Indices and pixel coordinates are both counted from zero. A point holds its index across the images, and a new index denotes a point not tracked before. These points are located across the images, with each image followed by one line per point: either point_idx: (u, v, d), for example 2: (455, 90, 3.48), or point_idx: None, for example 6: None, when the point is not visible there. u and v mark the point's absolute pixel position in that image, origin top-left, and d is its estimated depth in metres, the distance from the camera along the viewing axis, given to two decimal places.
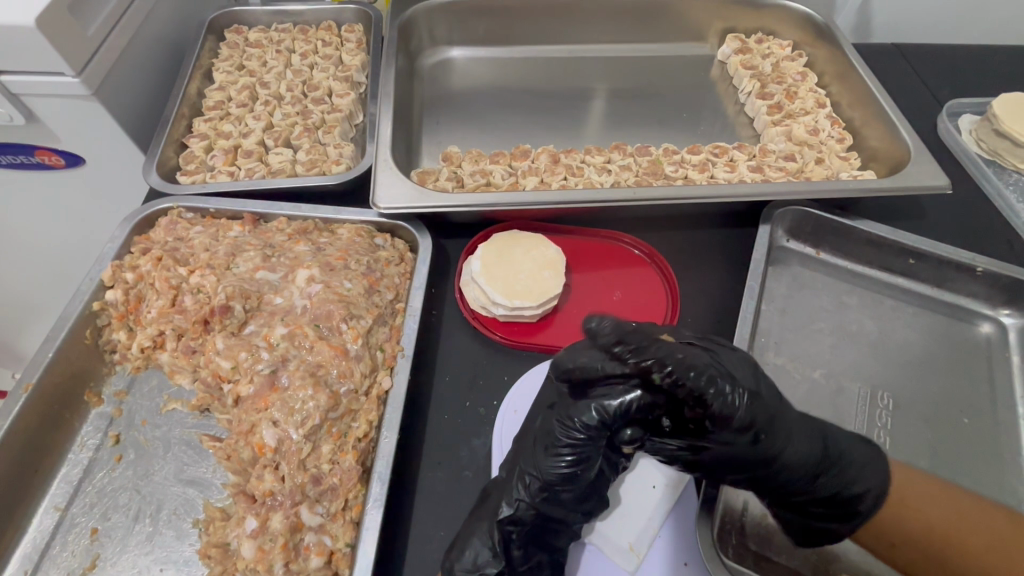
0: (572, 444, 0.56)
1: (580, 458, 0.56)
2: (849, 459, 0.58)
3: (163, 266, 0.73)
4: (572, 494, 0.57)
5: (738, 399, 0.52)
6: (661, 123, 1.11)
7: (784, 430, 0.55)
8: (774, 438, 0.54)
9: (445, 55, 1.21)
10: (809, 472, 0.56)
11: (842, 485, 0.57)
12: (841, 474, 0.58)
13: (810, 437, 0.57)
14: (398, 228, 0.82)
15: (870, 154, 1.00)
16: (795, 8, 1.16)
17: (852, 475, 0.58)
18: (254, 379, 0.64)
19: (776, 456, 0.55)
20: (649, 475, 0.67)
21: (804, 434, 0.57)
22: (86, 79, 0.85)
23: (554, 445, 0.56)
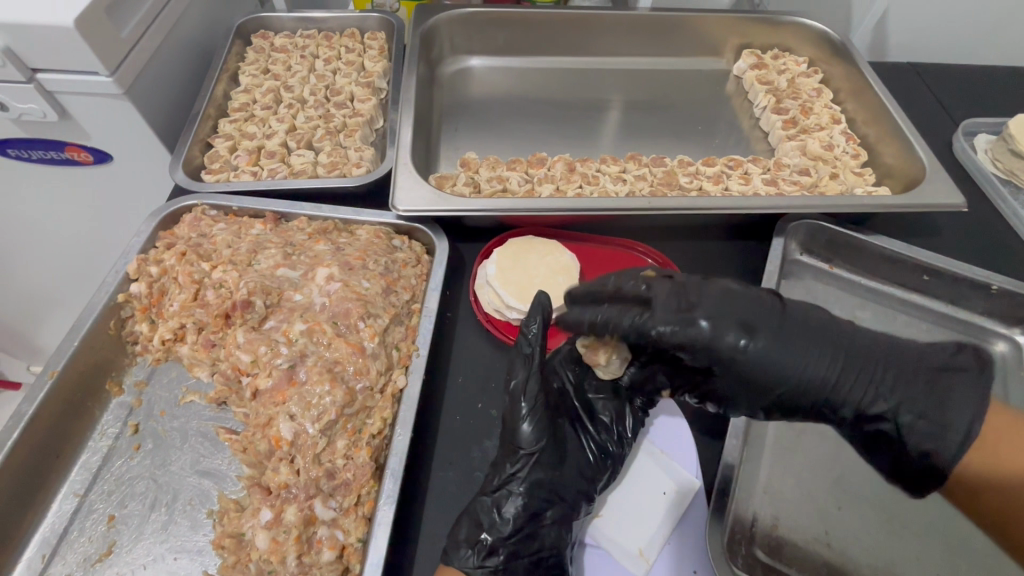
0: (525, 401, 0.64)
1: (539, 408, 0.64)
2: (899, 373, 0.59)
3: (187, 261, 0.75)
4: (544, 452, 0.63)
5: (701, 319, 0.60)
6: (676, 137, 1.13)
7: (794, 341, 0.60)
8: (795, 354, 0.59)
9: (464, 64, 1.23)
10: (847, 385, 0.59)
11: (901, 400, 0.57)
12: (892, 393, 0.58)
13: (841, 349, 0.60)
14: (416, 231, 0.84)
15: (885, 170, 1.01)
16: (813, 25, 1.17)
17: (910, 396, 0.58)
18: (273, 373, 0.65)
19: (791, 367, 0.59)
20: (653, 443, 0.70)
21: (827, 345, 0.60)
22: (119, 79, 0.88)
23: (512, 406, 0.65)
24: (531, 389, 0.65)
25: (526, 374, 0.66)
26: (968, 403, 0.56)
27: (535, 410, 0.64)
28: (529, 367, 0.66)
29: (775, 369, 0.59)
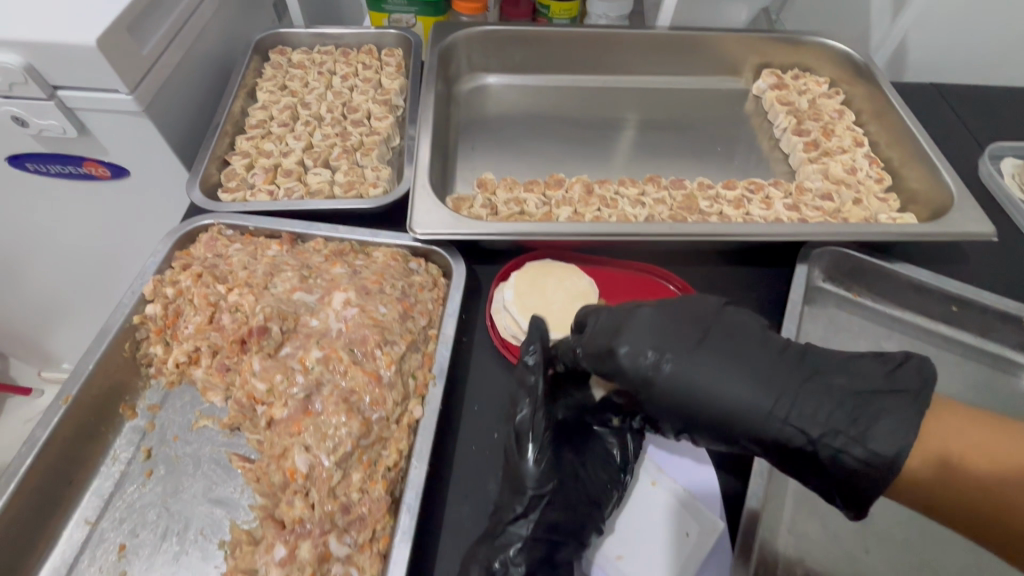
0: (533, 433, 0.64)
1: (548, 439, 0.64)
2: (826, 394, 0.54)
3: (203, 283, 0.75)
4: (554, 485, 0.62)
5: (620, 347, 0.61)
6: (694, 159, 1.12)
7: (714, 359, 0.58)
8: (717, 375, 0.57)
9: (481, 81, 1.23)
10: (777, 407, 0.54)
11: (828, 423, 0.52)
12: (820, 415, 0.53)
13: (767, 365, 0.57)
14: (432, 253, 0.83)
15: (909, 196, 0.99)
16: (835, 46, 1.15)
17: (839, 419, 0.52)
18: (288, 403, 0.64)
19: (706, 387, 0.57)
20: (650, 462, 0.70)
21: (755, 364, 0.57)
22: (139, 97, 0.88)
23: (520, 436, 0.65)
24: (540, 419, 0.65)
25: (534, 403, 0.66)
26: (904, 426, 0.50)
27: (544, 443, 0.64)
28: (536, 397, 0.66)
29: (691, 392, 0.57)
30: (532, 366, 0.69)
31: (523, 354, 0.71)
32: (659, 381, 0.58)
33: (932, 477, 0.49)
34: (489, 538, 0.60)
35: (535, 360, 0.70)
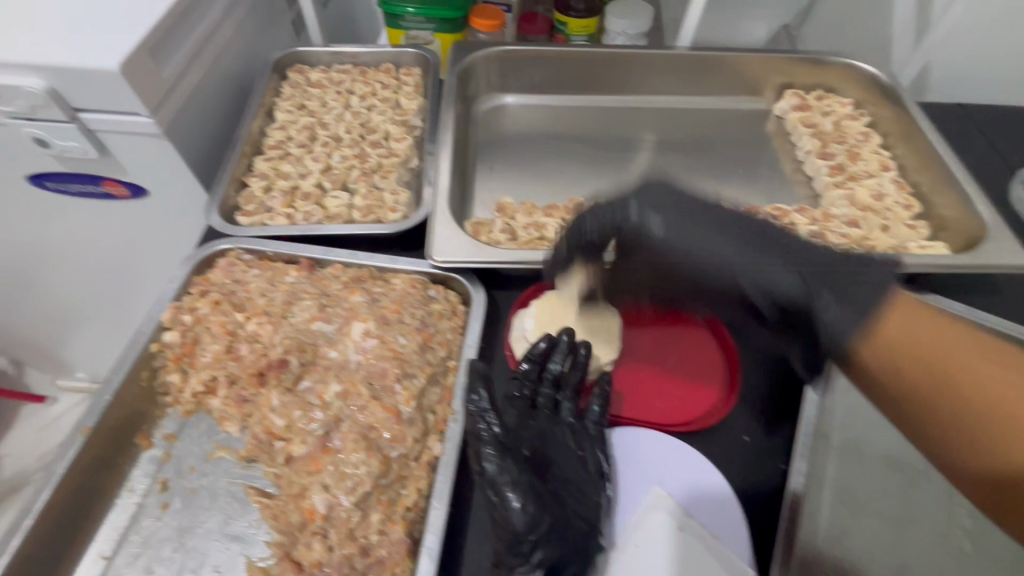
0: (504, 476, 0.60)
1: (521, 478, 0.61)
2: (803, 264, 0.62)
3: (221, 311, 0.74)
4: (543, 518, 0.59)
5: (631, 215, 0.67)
6: (715, 181, 1.10)
7: (696, 226, 0.65)
8: (697, 232, 0.65)
9: (499, 101, 1.22)
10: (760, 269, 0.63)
11: (812, 279, 0.60)
12: (786, 279, 0.62)
13: (732, 231, 0.65)
14: (451, 280, 0.81)
15: (939, 223, 0.96)
16: (860, 67, 1.13)
17: (817, 279, 0.60)
18: (308, 440, 0.63)
19: (694, 266, 0.66)
20: (658, 484, 0.66)
21: (731, 230, 0.65)
22: (159, 120, 0.88)
23: (491, 483, 0.61)
24: (508, 462, 0.61)
25: (493, 450, 0.62)
26: (879, 312, 0.57)
27: (518, 483, 0.60)
28: (493, 441, 0.63)
29: (684, 258, 0.66)
30: (484, 410, 0.64)
31: (464, 403, 0.65)
32: (653, 243, 0.67)
33: (878, 364, 0.56)
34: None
35: (481, 404, 0.64)
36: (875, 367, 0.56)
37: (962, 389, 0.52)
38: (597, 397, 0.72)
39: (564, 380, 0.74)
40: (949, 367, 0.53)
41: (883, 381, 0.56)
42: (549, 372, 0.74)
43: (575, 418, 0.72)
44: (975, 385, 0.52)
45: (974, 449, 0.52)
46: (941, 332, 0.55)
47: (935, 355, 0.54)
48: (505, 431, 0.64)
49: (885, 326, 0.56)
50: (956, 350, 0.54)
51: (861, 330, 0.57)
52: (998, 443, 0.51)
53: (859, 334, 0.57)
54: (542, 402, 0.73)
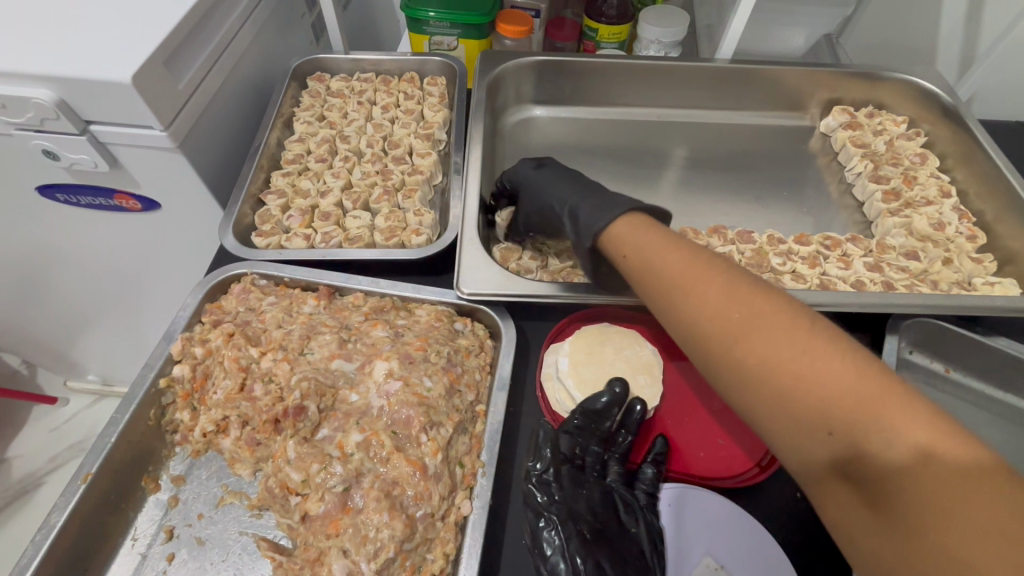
0: (564, 558, 0.57)
1: (582, 562, 0.56)
2: (591, 192, 0.73)
3: (235, 344, 0.69)
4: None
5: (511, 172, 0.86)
6: (757, 202, 1.04)
7: (554, 176, 0.79)
8: (536, 184, 0.81)
9: (528, 113, 1.17)
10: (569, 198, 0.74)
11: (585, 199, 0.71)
12: (577, 200, 0.72)
13: (567, 178, 0.79)
14: (479, 312, 0.76)
15: (1006, 256, 0.89)
16: (917, 83, 1.05)
17: (573, 200, 0.73)
18: (326, 497, 0.58)
19: (542, 211, 0.79)
20: (710, 555, 0.60)
21: (563, 178, 0.79)
22: (173, 133, 0.83)
23: (550, 567, 0.57)
24: (569, 543, 0.57)
25: (554, 526, 0.59)
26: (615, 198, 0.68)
27: (581, 567, 0.56)
28: (553, 517, 0.60)
29: (539, 200, 0.79)
30: (544, 479, 0.62)
31: (527, 471, 0.64)
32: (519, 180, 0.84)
33: (704, 331, 0.52)
34: None
35: (542, 473, 0.63)
36: (640, 279, 0.59)
37: (688, 305, 0.54)
38: (650, 462, 0.66)
39: (612, 441, 0.68)
40: (685, 280, 0.55)
41: (650, 292, 0.59)
42: (601, 431, 0.67)
43: (625, 486, 0.65)
44: (768, 342, 0.48)
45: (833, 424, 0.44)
46: (702, 258, 0.56)
47: (678, 276, 0.55)
48: (565, 506, 0.61)
49: (610, 236, 0.64)
50: (709, 267, 0.55)
51: (611, 239, 0.64)
52: (715, 359, 0.51)
53: (612, 243, 0.64)
54: (590, 462, 0.66)
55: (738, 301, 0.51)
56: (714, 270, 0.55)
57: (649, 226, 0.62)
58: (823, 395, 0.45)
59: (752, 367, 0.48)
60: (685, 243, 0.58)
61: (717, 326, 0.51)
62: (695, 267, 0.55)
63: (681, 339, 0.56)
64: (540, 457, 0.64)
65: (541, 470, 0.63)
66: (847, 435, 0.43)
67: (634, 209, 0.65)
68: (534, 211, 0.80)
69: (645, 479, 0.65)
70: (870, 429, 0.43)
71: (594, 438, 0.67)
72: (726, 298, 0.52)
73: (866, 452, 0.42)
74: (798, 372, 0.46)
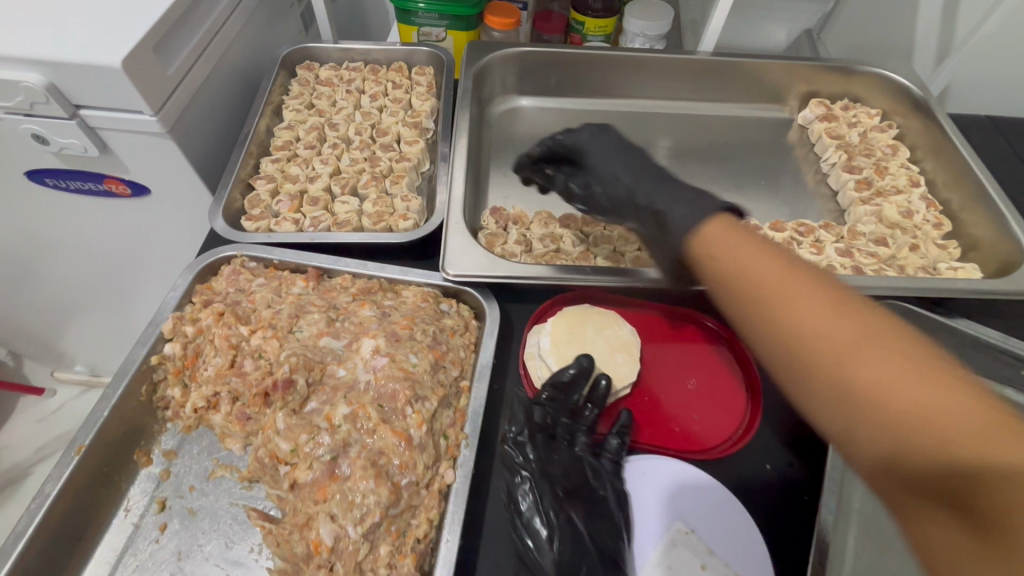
0: (538, 513, 0.61)
1: (553, 516, 0.61)
2: (673, 180, 0.72)
3: (225, 323, 0.71)
4: (574, 559, 0.59)
5: (585, 141, 0.84)
6: (735, 191, 1.07)
7: (626, 160, 0.78)
8: (603, 164, 0.80)
9: (514, 103, 1.19)
10: (648, 183, 0.73)
11: (666, 187, 0.70)
12: (652, 185, 0.72)
13: (644, 163, 0.77)
14: (464, 293, 0.78)
15: (970, 243, 0.93)
16: (889, 76, 1.09)
17: (654, 184, 0.72)
18: (314, 466, 0.60)
19: (610, 196, 0.79)
20: (682, 520, 0.63)
21: (639, 163, 0.77)
22: (163, 118, 0.84)
23: (524, 522, 0.61)
24: (542, 499, 0.62)
25: (527, 483, 0.64)
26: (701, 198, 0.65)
27: (550, 520, 0.61)
28: (528, 474, 0.64)
29: (606, 183, 0.79)
30: (519, 441, 0.67)
31: (503, 434, 0.69)
32: (589, 161, 0.82)
33: (794, 338, 0.45)
34: None
35: (517, 437, 0.67)
36: (723, 285, 0.53)
37: (778, 315, 0.46)
38: (614, 432, 0.68)
39: (581, 412, 0.71)
40: (774, 284, 0.48)
41: (732, 299, 0.51)
42: (570, 404, 0.71)
43: (591, 454, 0.68)
44: (868, 350, 0.41)
45: (942, 449, 0.35)
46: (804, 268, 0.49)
47: (769, 284, 0.48)
48: (539, 466, 0.65)
49: (701, 236, 0.58)
50: (804, 273, 0.48)
51: (699, 245, 0.58)
52: (808, 376, 0.44)
53: (699, 248, 0.57)
54: (561, 431, 0.69)
55: (839, 309, 0.44)
56: (810, 277, 0.48)
57: (740, 231, 0.56)
58: (928, 413, 0.36)
59: (851, 379, 0.41)
60: (782, 250, 0.51)
61: (813, 334, 0.44)
62: (790, 272, 0.48)
63: (766, 353, 0.48)
64: (516, 422, 0.68)
65: (515, 435, 0.67)
66: (973, 471, 0.33)
67: (728, 216, 0.59)
68: (605, 197, 0.80)
69: (610, 446, 0.68)
70: (999, 464, 0.33)
71: (563, 408, 0.70)
72: (826, 305, 0.44)
73: (994, 493, 0.32)
74: (903, 399, 0.38)
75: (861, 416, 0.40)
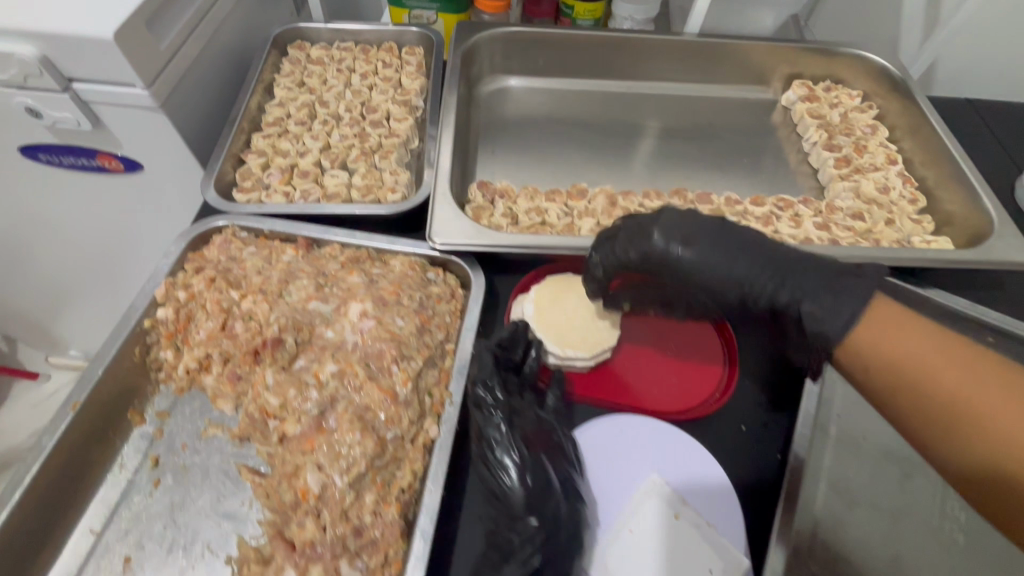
0: (508, 450, 0.62)
1: (523, 451, 0.62)
2: (806, 279, 0.60)
3: (216, 288, 0.73)
4: (543, 491, 0.60)
5: (654, 232, 0.66)
6: (719, 169, 1.09)
7: (729, 249, 0.64)
8: (709, 263, 0.64)
9: (503, 83, 1.21)
10: (786, 290, 0.61)
11: (809, 294, 0.59)
12: (800, 294, 0.60)
13: (756, 254, 0.63)
14: (451, 263, 0.80)
15: (944, 218, 0.96)
16: (869, 58, 1.11)
17: (796, 292, 0.60)
18: (302, 420, 0.63)
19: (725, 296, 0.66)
20: (657, 471, 0.67)
21: (750, 257, 0.63)
22: (155, 92, 0.86)
23: (495, 458, 0.62)
24: (511, 435, 0.63)
25: (498, 424, 0.64)
26: (856, 295, 0.57)
27: (520, 456, 0.62)
28: (499, 414, 0.65)
29: (719, 287, 0.65)
30: (489, 384, 0.67)
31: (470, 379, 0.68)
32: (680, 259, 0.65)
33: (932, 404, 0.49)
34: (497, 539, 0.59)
35: (487, 380, 0.67)
36: (875, 375, 0.53)
37: (910, 383, 0.51)
38: (556, 387, 0.72)
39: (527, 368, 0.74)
40: (910, 354, 0.51)
41: (886, 388, 0.53)
42: (517, 365, 0.72)
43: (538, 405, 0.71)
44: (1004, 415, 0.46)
45: None
46: (957, 346, 0.50)
47: (902, 356, 0.51)
48: (507, 406, 0.66)
49: (855, 341, 0.55)
50: (935, 337, 0.51)
51: (831, 315, 0.57)
52: (944, 438, 0.49)
53: (829, 319, 0.57)
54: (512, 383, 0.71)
55: (974, 377, 0.48)
56: (940, 341, 0.51)
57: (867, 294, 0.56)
58: None
59: (987, 442, 0.46)
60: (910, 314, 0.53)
61: (951, 401, 0.48)
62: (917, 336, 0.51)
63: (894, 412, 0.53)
64: (482, 368, 0.68)
65: (481, 380, 0.67)
66: None
67: (882, 307, 0.55)
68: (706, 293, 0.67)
69: (554, 398, 0.71)
70: None
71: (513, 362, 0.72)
72: (960, 372, 0.48)
73: None
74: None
75: (994, 473, 0.46)
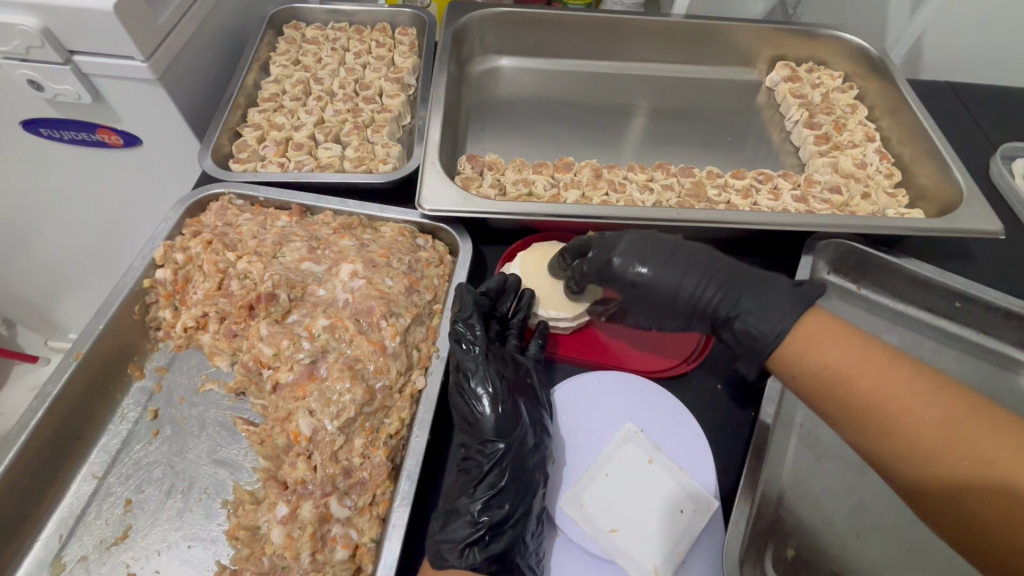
0: (483, 382, 0.65)
1: (497, 385, 0.65)
2: (754, 292, 0.63)
3: (213, 250, 0.75)
4: (512, 419, 0.64)
5: (615, 256, 0.67)
6: (704, 147, 1.12)
7: (684, 262, 0.66)
8: (664, 274, 0.66)
9: (494, 63, 1.23)
10: (734, 301, 0.63)
11: (755, 307, 0.61)
12: (748, 307, 0.62)
13: (709, 268, 0.66)
14: (439, 231, 0.83)
15: (918, 192, 0.99)
16: (851, 39, 1.14)
17: (744, 304, 0.62)
18: (294, 367, 0.66)
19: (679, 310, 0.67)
20: (633, 421, 0.70)
21: (703, 269, 0.65)
22: (153, 64, 0.89)
23: (468, 390, 0.65)
24: (487, 369, 0.66)
25: (476, 357, 0.66)
26: (794, 307, 0.60)
27: (493, 388, 0.65)
28: (476, 349, 0.67)
29: (674, 300, 0.66)
30: (470, 321, 0.69)
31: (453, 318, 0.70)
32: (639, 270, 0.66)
33: (859, 402, 0.52)
34: (468, 470, 0.63)
35: (468, 318, 0.69)
36: (806, 382, 0.56)
37: (838, 386, 0.53)
38: (538, 335, 0.75)
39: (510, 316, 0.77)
40: (837, 359, 0.54)
41: (818, 392, 0.55)
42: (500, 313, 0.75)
43: (517, 349, 0.74)
44: (919, 407, 0.50)
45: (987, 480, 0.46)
46: (867, 346, 0.54)
47: (833, 363, 0.54)
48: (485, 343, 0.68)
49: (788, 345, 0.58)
50: (853, 338, 0.55)
51: (761, 319, 0.60)
52: (870, 434, 0.52)
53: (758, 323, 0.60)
54: (493, 328, 0.74)
55: (892, 376, 0.52)
56: (856, 343, 0.54)
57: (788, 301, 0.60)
58: (972, 458, 0.47)
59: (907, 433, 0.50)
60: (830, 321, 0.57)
61: (876, 400, 0.51)
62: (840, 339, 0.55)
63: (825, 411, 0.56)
64: (464, 305, 0.70)
65: (463, 317, 0.69)
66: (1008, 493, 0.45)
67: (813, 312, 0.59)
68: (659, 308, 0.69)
69: (532, 345, 0.74)
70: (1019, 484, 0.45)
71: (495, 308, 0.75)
72: (879, 372, 0.52)
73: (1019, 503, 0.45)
74: (979, 451, 0.47)
75: (912, 457, 0.50)
